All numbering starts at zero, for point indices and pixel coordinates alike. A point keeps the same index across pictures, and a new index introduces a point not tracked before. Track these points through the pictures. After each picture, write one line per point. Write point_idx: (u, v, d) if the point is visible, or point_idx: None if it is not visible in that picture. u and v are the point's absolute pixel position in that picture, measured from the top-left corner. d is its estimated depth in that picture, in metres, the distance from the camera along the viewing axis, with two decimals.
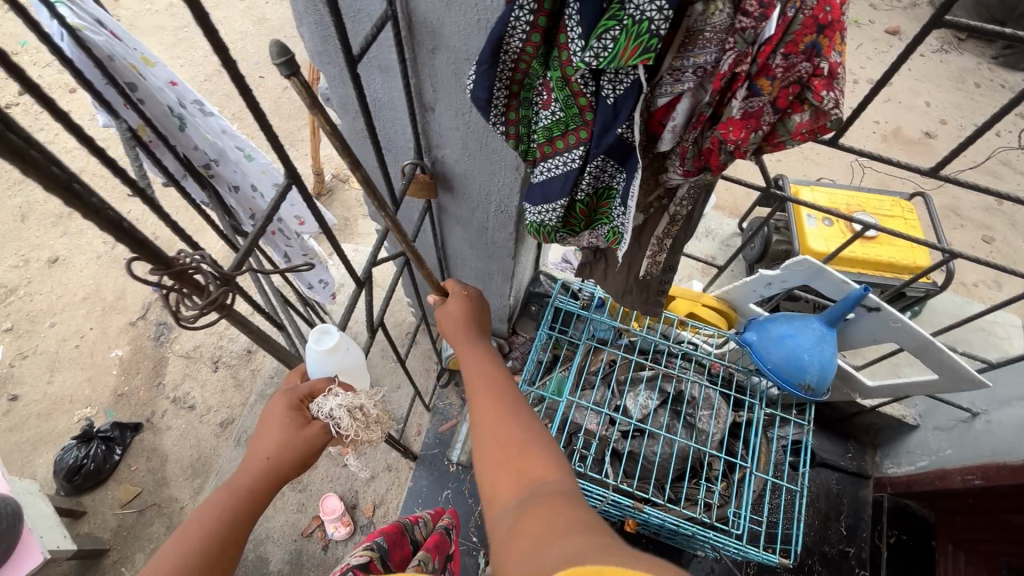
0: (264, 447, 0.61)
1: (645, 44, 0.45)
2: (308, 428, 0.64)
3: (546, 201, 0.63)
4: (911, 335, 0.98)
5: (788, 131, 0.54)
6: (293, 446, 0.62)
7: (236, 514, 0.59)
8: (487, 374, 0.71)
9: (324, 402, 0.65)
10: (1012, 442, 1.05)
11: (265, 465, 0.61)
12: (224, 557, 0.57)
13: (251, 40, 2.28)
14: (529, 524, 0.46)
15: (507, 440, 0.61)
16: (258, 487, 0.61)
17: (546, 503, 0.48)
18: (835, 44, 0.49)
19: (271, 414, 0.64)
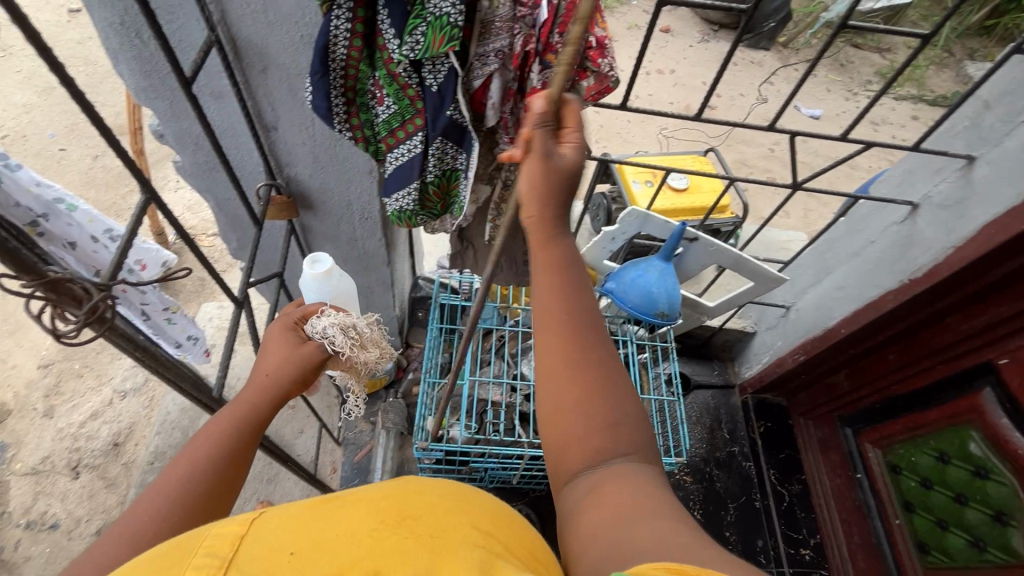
0: (266, 364, 0.67)
1: (449, 34, 0.56)
2: (304, 346, 0.71)
3: (400, 188, 0.70)
4: (724, 252, 1.21)
5: (581, 94, 0.70)
6: (291, 362, 0.68)
7: (242, 426, 0.62)
8: (560, 279, 0.53)
9: (317, 322, 0.74)
10: (815, 320, 1.34)
11: (267, 379, 0.66)
12: (233, 468, 0.59)
13: (39, 113, 2.05)
14: (600, 517, 0.44)
15: (575, 384, 0.50)
16: (261, 405, 0.64)
17: (612, 488, 0.46)
18: (595, 22, 0.65)
19: (271, 336, 0.72)
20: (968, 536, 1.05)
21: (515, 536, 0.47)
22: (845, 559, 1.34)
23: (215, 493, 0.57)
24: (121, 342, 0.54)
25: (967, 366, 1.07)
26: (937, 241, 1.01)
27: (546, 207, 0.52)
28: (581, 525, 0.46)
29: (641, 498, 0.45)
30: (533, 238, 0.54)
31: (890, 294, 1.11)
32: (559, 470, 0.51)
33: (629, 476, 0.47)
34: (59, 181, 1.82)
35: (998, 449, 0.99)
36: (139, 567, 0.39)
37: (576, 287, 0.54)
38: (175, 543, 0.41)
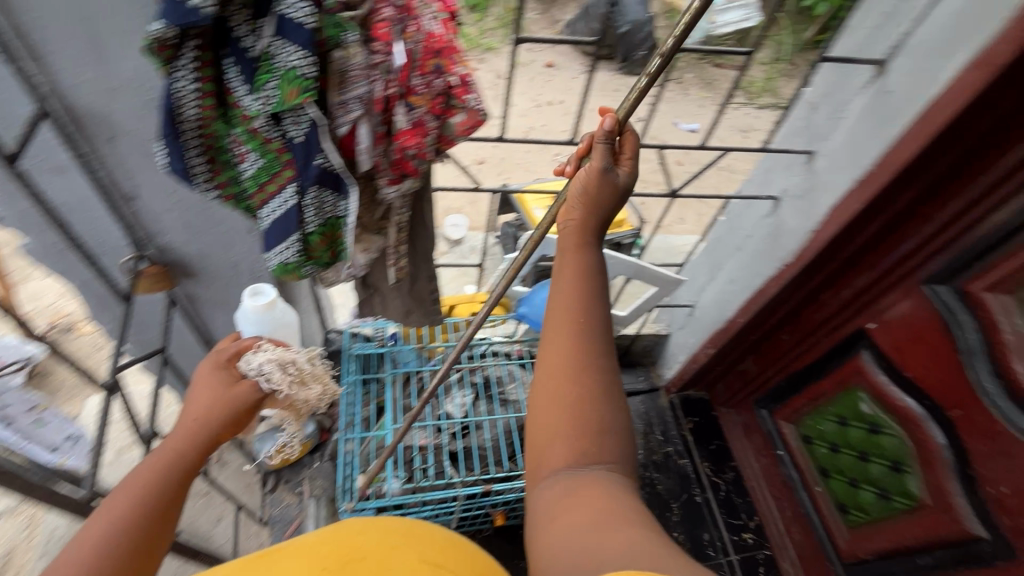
0: (195, 407, 0.76)
1: (304, 86, 0.56)
2: (236, 388, 0.80)
3: (280, 242, 0.67)
4: (624, 263, 1.29)
5: (454, 131, 0.71)
6: (223, 403, 0.78)
7: (178, 464, 0.71)
8: (578, 290, 0.66)
9: (252, 360, 0.83)
10: (716, 313, 1.43)
11: (196, 420, 0.75)
12: (172, 500, 0.69)
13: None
14: (572, 514, 0.54)
15: (569, 389, 0.61)
16: (192, 443, 0.73)
17: (586, 490, 0.56)
18: (452, 63, 0.67)
19: (201, 379, 0.80)
20: (876, 490, 1.14)
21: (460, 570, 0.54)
22: (783, 534, 1.41)
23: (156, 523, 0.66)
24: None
25: (845, 334, 1.19)
26: (799, 228, 1.12)
27: (588, 212, 0.69)
28: (556, 517, 0.55)
29: (614, 505, 0.54)
30: (568, 243, 0.69)
31: (771, 281, 1.22)
32: (540, 466, 0.61)
33: (601, 485, 0.57)
34: None
35: (883, 406, 1.10)
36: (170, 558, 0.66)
37: (589, 303, 0.65)
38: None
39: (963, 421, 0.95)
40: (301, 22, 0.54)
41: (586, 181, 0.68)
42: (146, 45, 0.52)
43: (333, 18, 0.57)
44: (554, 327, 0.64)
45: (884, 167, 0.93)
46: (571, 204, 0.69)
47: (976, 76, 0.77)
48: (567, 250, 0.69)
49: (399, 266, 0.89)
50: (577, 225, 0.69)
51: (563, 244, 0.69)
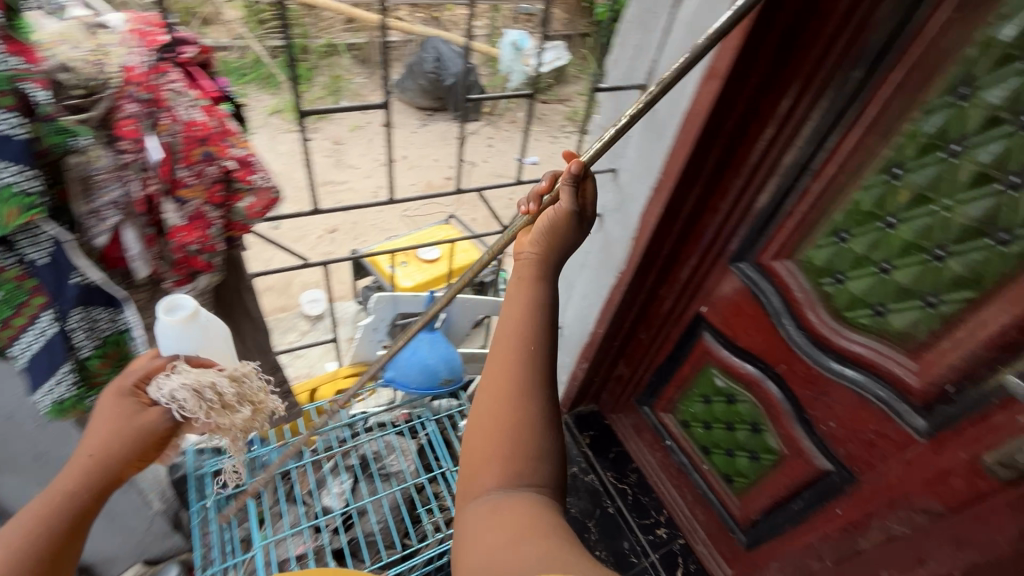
0: (91, 446, 0.70)
1: (24, 204, 0.53)
2: (144, 413, 0.72)
3: (48, 376, 0.63)
4: (481, 303, 1.31)
5: (242, 214, 0.69)
6: (121, 438, 0.70)
7: (71, 504, 0.70)
8: (529, 318, 0.71)
9: (164, 384, 0.72)
10: (580, 330, 1.51)
11: (91, 460, 0.70)
12: (65, 538, 0.70)
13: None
14: (495, 535, 0.56)
15: (506, 413, 0.65)
16: (85, 484, 0.71)
17: (510, 511, 0.58)
18: (224, 147, 0.65)
19: (101, 406, 0.71)
20: (748, 454, 1.24)
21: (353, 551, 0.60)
22: (690, 518, 1.48)
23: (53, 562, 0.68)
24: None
25: (688, 321, 1.31)
26: (623, 237, 1.23)
27: (546, 250, 0.78)
28: (483, 537, 0.57)
29: (536, 526, 0.56)
30: (528, 272, 0.76)
31: (615, 289, 1.31)
32: (473, 487, 0.63)
33: (526, 506, 0.59)
34: None
35: (732, 376, 1.22)
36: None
37: (535, 331, 0.71)
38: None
39: (788, 373, 1.08)
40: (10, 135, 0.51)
41: (551, 220, 0.78)
42: None
43: (53, 124, 0.53)
44: (501, 350, 0.70)
45: (668, 172, 1.05)
46: (534, 238, 0.78)
47: (708, 87, 0.90)
48: (525, 278, 0.76)
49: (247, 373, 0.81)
50: (534, 258, 0.77)
51: (519, 273, 0.77)
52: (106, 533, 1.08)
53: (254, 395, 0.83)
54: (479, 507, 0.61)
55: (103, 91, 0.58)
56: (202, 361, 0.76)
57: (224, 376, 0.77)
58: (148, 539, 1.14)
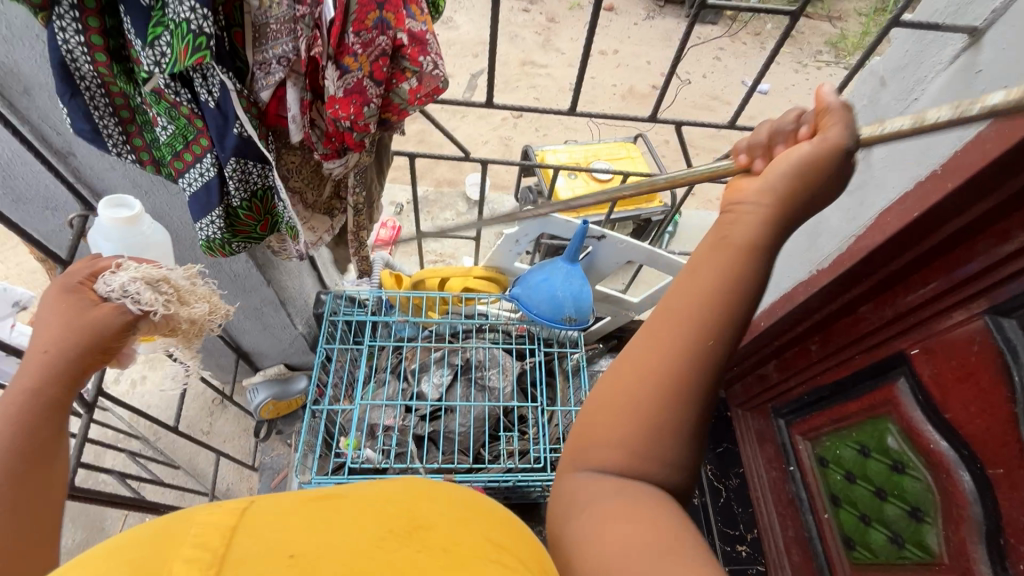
0: (42, 339, 0.57)
1: (194, 43, 0.47)
2: (96, 309, 0.61)
3: (202, 215, 0.61)
4: (635, 248, 1.17)
5: (404, 99, 0.62)
6: (73, 331, 0.59)
7: (30, 415, 0.54)
8: (723, 291, 0.44)
9: (111, 279, 0.65)
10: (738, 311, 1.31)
11: (46, 354, 0.57)
12: (47, 447, 0.54)
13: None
14: (617, 531, 0.41)
15: (644, 404, 0.45)
16: (46, 386, 0.55)
17: (636, 508, 0.42)
18: (401, 18, 0.57)
19: (45, 305, 0.61)
20: (888, 533, 1.01)
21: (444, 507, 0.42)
22: (780, 552, 1.31)
23: (33, 485, 0.51)
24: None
25: (882, 356, 1.01)
26: (842, 228, 0.95)
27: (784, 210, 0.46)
28: (597, 531, 0.42)
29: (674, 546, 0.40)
30: (737, 241, 0.45)
31: (803, 286, 1.06)
32: (582, 450, 0.48)
33: (658, 509, 0.43)
34: None
35: (911, 443, 0.95)
36: (124, 543, 0.36)
37: (731, 318, 0.45)
38: (160, 525, 0.37)
39: (1002, 481, 0.79)
40: None
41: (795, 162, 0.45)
42: None
43: None
44: (658, 323, 0.46)
45: (955, 169, 0.73)
46: (768, 182, 0.46)
47: None
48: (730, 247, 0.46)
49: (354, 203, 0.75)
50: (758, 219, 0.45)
51: (723, 234, 0.46)
52: (260, 340, 1.26)
53: (207, 294, 0.78)
54: (590, 478, 0.46)
55: None
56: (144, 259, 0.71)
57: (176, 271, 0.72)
58: (293, 352, 1.35)
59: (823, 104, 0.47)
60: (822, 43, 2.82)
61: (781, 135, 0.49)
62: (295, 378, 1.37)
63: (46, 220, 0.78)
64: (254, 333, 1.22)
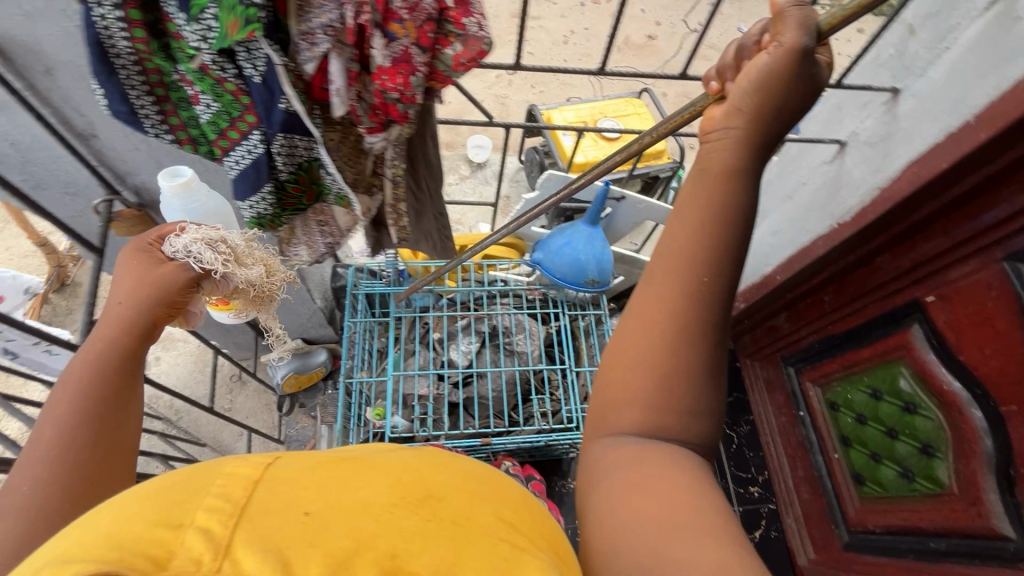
0: (116, 291, 0.61)
1: (245, 16, 0.44)
2: (164, 266, 0.65)
3: (252, 193, 0.61)
4: (654, 207, 1.16)
5: (448, 65, 0.58)
6: (147, 286, 0.62)
7: (108, 364, 0.56)
8: (709, 246, 0.44)
9: (175, 242, 0.67)
10: (753, 265, 1.33)
11: (121, 307, 0.60)
12: (121, 398, 0.56)
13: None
14: (638, 499, 0.40)
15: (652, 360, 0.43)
16: (123, 334, 0.59)
17: (659, 474, 0.41)
18: None
19: (123, 263, 0.64)
20: (899, 469, 1.07)
21: (455, 476, 0.44)
22: (791, 491, 1.39)
23: (111, 432, 0.54)
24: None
25: (899, 302, 1.04)
26: (866, 180, 0.96)
27: (758, 129, 0.44)
28: (615, 504, 0.41)
29: (694, 506, 0.39)
30: (714, 171, 0.44)
31: (822, 239, 1.07)
32: (603, 418, 0.46)
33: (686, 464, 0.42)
34: None
35: (924, 384, 0.99)
36: (143, 492, 0.38)
37: None
38: (190, 475, 0.39)
39: (1016, 417, 0.84)
40: None
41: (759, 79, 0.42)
42: None
43: None
44: (659, 296, 0.44)
45: (988, 119, 0.73)
46: (729, 106, 0.44)
47: None
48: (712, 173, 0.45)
49: (393, 181, 0.73)
50: (734, 143, 0.44)
51: (700, 166, 0.45)
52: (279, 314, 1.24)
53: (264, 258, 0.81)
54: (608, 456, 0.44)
55: None
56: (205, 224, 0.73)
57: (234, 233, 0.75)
58: (310, 325, 1.34)
59: (777, 11, 0.42)
60: None
61: (745, 53, 0.45)
62: (314, 351, 1.36)
63: (69, 204, 0.79)
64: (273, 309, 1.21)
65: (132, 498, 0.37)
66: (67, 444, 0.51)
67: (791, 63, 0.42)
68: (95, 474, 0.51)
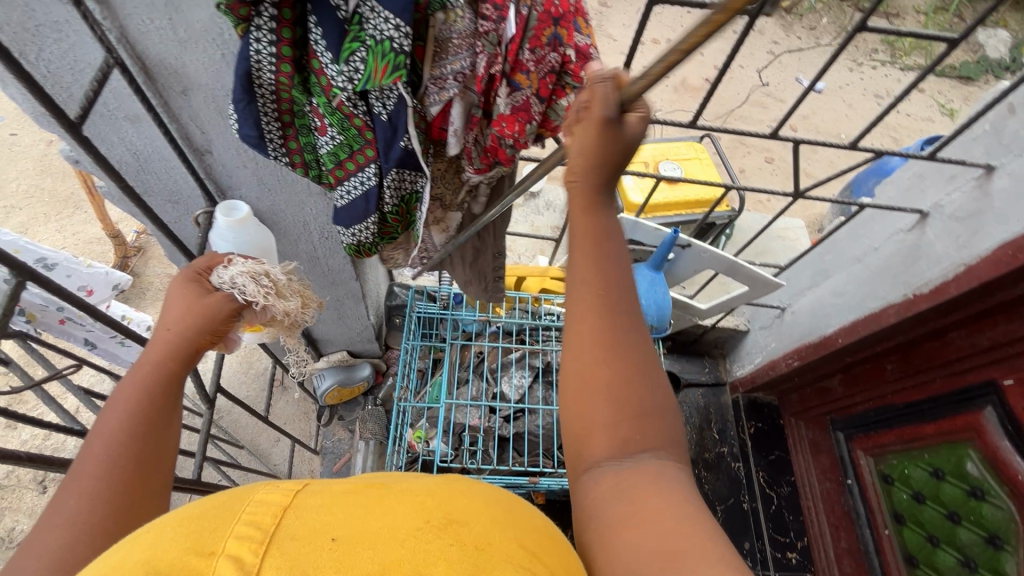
0: (167, 317, 0.58)
1: (394, 62, 0.46)
2: (211, 296, 0.63)
3: (356, 222, 0.63)
4: (716, 257, 1.15)
5: (559, 114, 0.59)
6: (196, 314, 0.60)
7: (154, 397, 0.53)
8: (606, 265, 0.43)
9: (223, 272, 0.66)
10: (810, 324, 1.30)
11: (170, 335, 0.58)
12: (164, 432, 0.52)
13: (4, 116, 2.13)
14: (639, 532, 0.35)
15: (603, 380, 0.40)
16: (169, 364, 0.56)
17: (643, 492, 0.38)
18: (573, 32, 0.54)
19: (171, 293, 0.62)
20: (959, 556, 1.02)
21: (480, 498, 0.39)
22: (831, 562, 1.34)
23: (145, 468, 0.49)
24: (6, 459, 0.50)
25: (969, 382, 1.01)
26: (948, 254, 0.93)
27: (599, 180, 0.44)
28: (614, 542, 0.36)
29: (689, 522, 0.36)
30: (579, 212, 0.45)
31: (893, 308, 1.05)
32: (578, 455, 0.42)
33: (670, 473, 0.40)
34: (24, 208, 1.90)
35: (993, 470, 0.95)
36: (176, 521, 0.35)
37: None
38: (224, 501, 0.36)
39: None
40: None
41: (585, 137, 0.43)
42: (223, 2, 0.45)
43: None
44: (572, 329, 0.42)
45: None
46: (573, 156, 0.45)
47: None
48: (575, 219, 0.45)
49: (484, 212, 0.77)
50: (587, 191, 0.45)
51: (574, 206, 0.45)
52: (332, 327, 1.24)
53: (300, 291, 0.80)
54: (589, 488, 0.40)
55: None
56: (253, 256, 0.73)
57: (277, 267, 0.74)
58: (358, 339, 1.31)
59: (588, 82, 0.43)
60: (878, 42, 2.75)
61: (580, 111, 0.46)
62: (358, 364, 1.36)
63: (169, 211, 0.79)
64: (328, 321, 1.22)
65: (169, 521, 0.35)
66: (107, 475, 0.47)
67: (601, 127, 0.43)
68: (136, 491, 0.47)
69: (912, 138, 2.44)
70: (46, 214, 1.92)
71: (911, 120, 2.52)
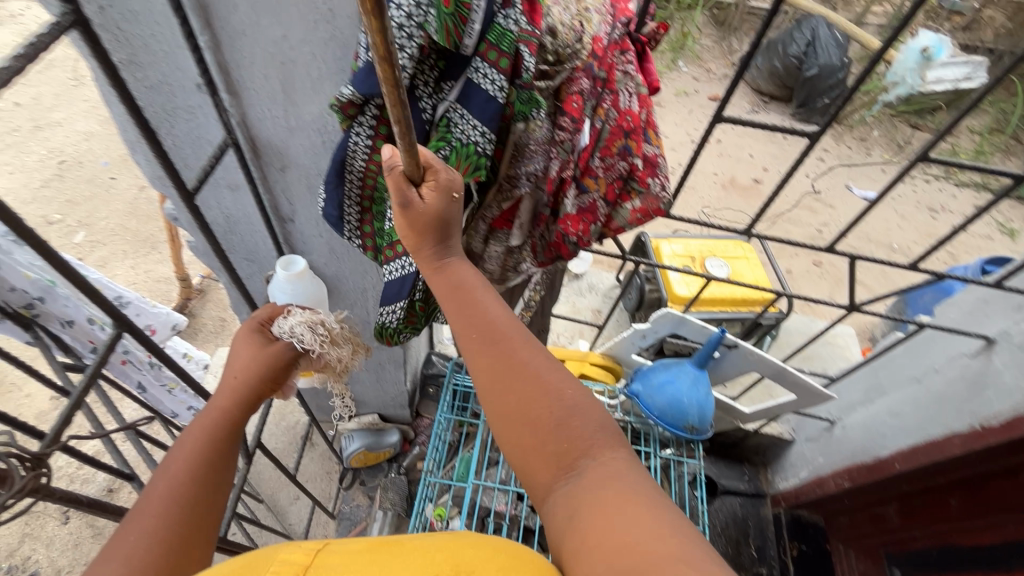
0: (233, 366, 0.62)
1: (475, 162, 0.54)
2: (273, 345, 0.66)
3: (388, 302, 0.66)
4: (764, 362, 1.11)
5: (622, 218, 0.64)
6: (260, 362, 0.63)
7: (216, 443, 0.55)
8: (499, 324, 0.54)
9: (284, 322, 0.69)
10: (862, 443, 1.22)
11: (236, 382, 0.61)
12: (221, 474, 0.54)
13: (109, 161, 2.37)
14: (602, 531, 0.42)
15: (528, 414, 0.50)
16: (232, 410, 0.58)
17: (598, 499, 0.45)
18: (641, 143, 0.61)
19: (236, 342, 0.66)
20: None
21: (483, 543, 0.43)
22: None
23: (200, 510, 0.50)
24: (66, 501, 0.53)
25: None
26: (1018, 387, 0.88)
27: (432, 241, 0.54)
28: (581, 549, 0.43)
29: (641, 510, 0.43)
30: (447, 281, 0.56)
31: (957, 438, 0.98)
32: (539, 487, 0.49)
33: (613, 471, 0.47)
34: (108, 243, 2.07)
35: None
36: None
37: None
38: (249, 558, 0.40)
39: None
40: (491, 99, 0.52)
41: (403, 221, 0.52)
42: (336, 103, 0.51)
43: (526, 92, 0.53)
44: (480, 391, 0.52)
45: None
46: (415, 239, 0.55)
47: None
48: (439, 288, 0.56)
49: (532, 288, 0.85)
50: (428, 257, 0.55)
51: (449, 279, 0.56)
52: (369, 389, 1.25)
53: (353, 338, 0.83)
54: (551, 516, 0.47)
55: (569, 61, 0.55)
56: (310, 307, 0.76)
57: (332, 317, 0.77)
58: (391, 404, 1.31)
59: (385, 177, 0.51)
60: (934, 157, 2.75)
61: None
62: (387, 429, 1.35)
63: (244, 268, 0.85)
64: (367, 382, 1.23)
65: None
66: (167, 520, 0.48)
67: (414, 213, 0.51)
68: (194, 529, 0.49)
69: (970, 256, 2.37)
70: (126, 251, 2.09)
71: (968, 236, 2.46)
